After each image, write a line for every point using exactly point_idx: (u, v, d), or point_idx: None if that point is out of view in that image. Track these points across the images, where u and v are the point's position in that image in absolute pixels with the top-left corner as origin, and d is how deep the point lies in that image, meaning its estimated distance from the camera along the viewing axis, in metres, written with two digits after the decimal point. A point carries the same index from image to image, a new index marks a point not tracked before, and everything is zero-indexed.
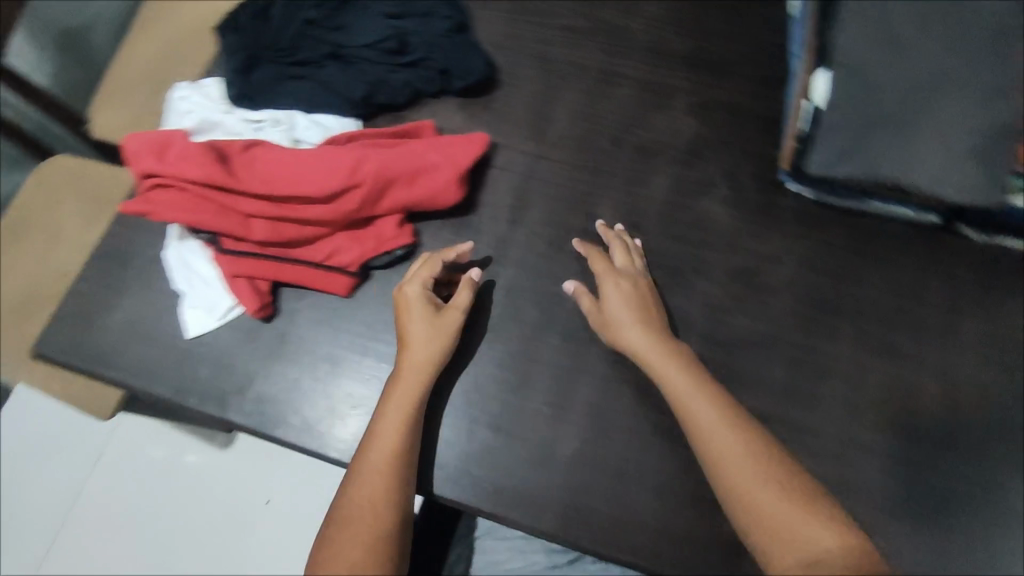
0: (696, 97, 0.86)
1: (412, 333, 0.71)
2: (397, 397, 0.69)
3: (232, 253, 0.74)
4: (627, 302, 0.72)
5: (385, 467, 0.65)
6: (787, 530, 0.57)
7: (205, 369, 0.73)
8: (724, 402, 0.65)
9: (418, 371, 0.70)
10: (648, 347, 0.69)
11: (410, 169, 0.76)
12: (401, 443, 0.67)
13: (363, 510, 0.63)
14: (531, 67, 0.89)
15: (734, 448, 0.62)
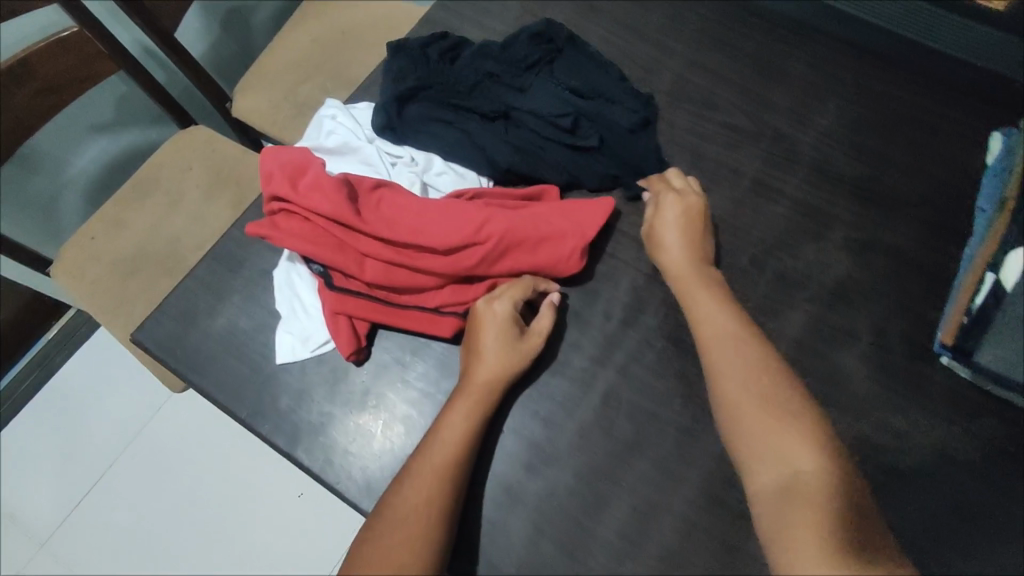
0: (856, 232, 0.79)
1: (488, 343, 0.69)
2: (461, 404, 0.68)
3: (339, 290, 0.72)
4: (693, 280, 0.73)
5: (438, 471, 0.64)
6: (770, 456, 0.61)
7: (286, 399, 0.72)
8: (742, 330, 0.69)
9: (488, 381, 0.68)
10: (688, 277, 0.73)
11: (537, 235, 0.71)
12: (459, 451, 0.65)
13: (410, 511, 0.62)
14: (682, 160, 0.84)
15: (745, 389, 0.65)
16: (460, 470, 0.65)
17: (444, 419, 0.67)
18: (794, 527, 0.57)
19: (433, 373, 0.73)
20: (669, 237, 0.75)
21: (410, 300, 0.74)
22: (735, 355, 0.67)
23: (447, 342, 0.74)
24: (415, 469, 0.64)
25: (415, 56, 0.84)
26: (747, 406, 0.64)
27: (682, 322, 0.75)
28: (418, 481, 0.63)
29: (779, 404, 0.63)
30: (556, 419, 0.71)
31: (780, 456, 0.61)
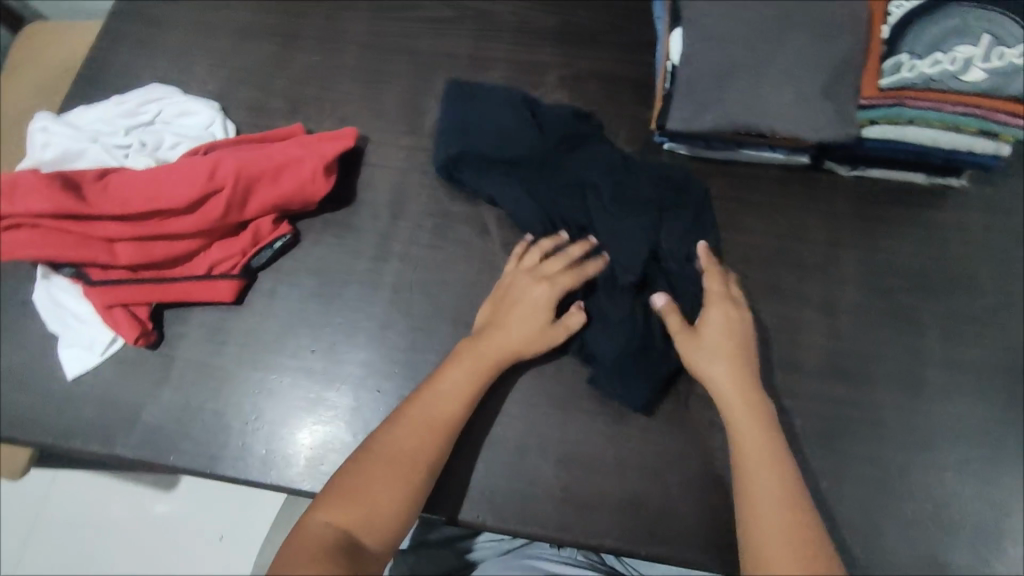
0: (568, 71, 0.88)
1: (523, 308, 0.70)
2: (469, 359, 0.67)
3: (101, 284, 0.71)
4: (755, 434, 0.63)
5: (432, 425, 0.63)
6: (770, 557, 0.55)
7: (89, 408, 0.71)
8: (788, 473, 0.60)
9: (506, 346, 0.68)
10: (747, 432, 0.63)
11: (273, 165, 0.74)
12: (446, 412, 0.64)
13: (399, 452, 0.61)
14: (401, 61, 0.88)
15: (774, 495, 0.59)
16: (448, 426, 0.64)
17: (443, 375, 0.66)
18: (757, 462, 0.61)
19: (230, 326, 0.75)
20: (720, 371, 0.66)
21: (179, 271, 0.74)
22: (766, 457, 0.61)
23: (232, 303, 0.75)
24: (404, 418, 0.63)
25: (473, 90, 0.82)
26: (760, 471, 0.60)
27: (443, 196, 0.81)
28: (405, 429, 0.62)
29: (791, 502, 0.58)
30: (358, 321, 0.75)
31: (787, 519, 0.57)
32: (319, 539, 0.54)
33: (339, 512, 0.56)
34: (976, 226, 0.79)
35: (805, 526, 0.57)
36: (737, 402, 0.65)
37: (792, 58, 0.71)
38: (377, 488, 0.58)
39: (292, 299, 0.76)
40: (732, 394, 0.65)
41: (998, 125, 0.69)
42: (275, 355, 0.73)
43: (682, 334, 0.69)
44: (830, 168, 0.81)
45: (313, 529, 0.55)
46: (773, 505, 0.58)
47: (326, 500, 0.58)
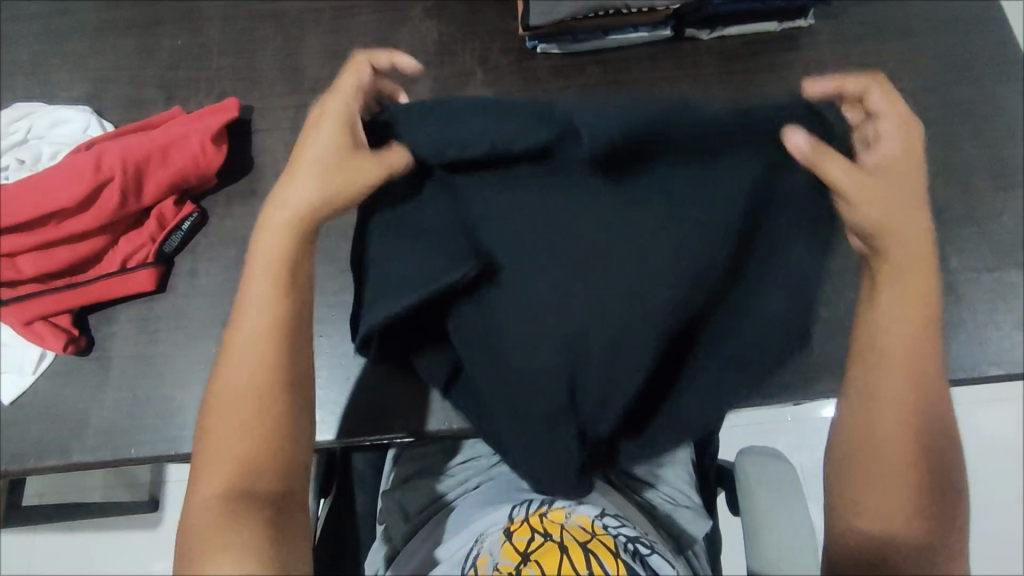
0: (431, 1, 0.89)
1: (307, 165, 0.60)
2: (268, 252, 0.60)
3: (15, 301, 0.70)
4: (913, 390, 0.58)
5: (255, 365, 0.57)
6: (889, 523, 0.56)
7: (36, 425, 0.70)
8: (914, 421, 0.57)
9: (298, 210, 0.60)
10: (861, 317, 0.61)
11: (158, 146, 0.73)
12: (262, 343, 0.58)
13: (233, 404, 0.57)
14: (267, 27, 0.88)
15: (908, 450, 0.57)
16: (278, 329, 0.59)
17: (249, 296, 0.59)
18: (903, 381, 0.58)
19: (159, 314, 0.75)
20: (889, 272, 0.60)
21: (93, 272, 0.73)
22: (885, 378, 0.58)
23: (156, 291, 0.75)
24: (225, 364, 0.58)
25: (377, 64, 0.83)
26: (883, 377, 0.58)
27: None
28: (232, 383, 0.57)
29: (914, 450, 0.57)
30: None
31: (904, 487, 0.56)
32: (206, 506, 0.54)
33: (210, 477, 0.56)
34: (829, 59, 0.86)
35: (908, 452, 0.57)
36: (897, 296, 0.59)
37: None
38: (223, 465, 0.55)
39: (216, 274, 0.76)
40: (901, 295, 0.59)
41: None
42: (213, 330, 0.74)
43: (836, 176, 0.59)
44: (692, 35, 0.86)
45: (194, 504, 0.55)
46: (897, 418, 0.57)
47: (195, 486, 0.56)
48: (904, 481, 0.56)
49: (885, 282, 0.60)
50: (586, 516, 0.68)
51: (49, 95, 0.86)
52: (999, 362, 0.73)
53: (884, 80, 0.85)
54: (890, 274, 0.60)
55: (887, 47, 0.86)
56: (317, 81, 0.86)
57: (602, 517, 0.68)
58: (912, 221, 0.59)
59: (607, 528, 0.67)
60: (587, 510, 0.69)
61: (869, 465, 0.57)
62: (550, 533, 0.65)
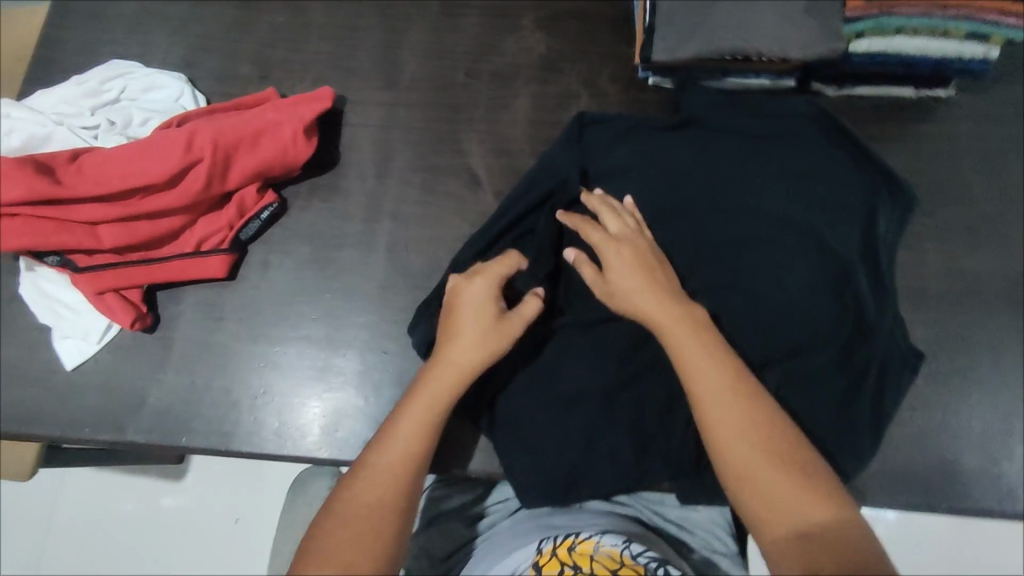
0: (544, 12, 0.84)
1: (474, 321, 0.62)
2: (421, 399, 0.59)
3: (89, 269, 0.69)
4: (700, 352, 0.56)
5: (390, 483, 0.56)
6: (778, 504, 0.50)
7: (93, 395, 0.70)
8: (744, 388, 0.55)
9: (464, 368, 0.61)
10: (652, 304, 0.60)
11: (250, 133, 0.71)
12: (409, 459, 0.57)
13: (361, 515, 0.54)
14: (372, 15, 0.85)
15: (743, 422, 0.53)
16: (412, 462, 0.57)
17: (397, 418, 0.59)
18: (721, 393, 0.54)
19: (226, 302, 0.73)
20: (621, 268, 0.63)
21: (167, 250, 0.72)
22: (706, 366, 0.56)
23: (225, 277, 0.73)
24: (364, 475, 0.56)
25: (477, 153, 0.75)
26: (701, 360, 0.56)
27: (429, 151, 0.79)
28: (362, 491, 0.55)
29: (759, 424, 0.53)
30: (356, 286, 0.74)
31: (766, 455, 0.52)
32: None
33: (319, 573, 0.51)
34: (965, 136, 0.79)
35: (754, 433, 0.53)
36: (668, 323, 0.59)
37: None
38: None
39: (287, 268, 0.75)
40: (658, 318, 0.59)
41: (986, 28, 0.67)
42: (276, 327, 0.73)
43: (595, 285, 0.64)
44: (817, 88, 0.80)
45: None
46: (725, 396, 0.54)
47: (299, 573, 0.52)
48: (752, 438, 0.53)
49: (649, 302, 0.60)
50: (615, 548, 0.60)
51: (147, 55, 0.84)
52: None
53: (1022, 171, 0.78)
54: (669, 307, 0.60)
55: None
56: (414, 81, 0.82)
57: (632, 547, 0.60)
58: (651, 267, 0.63)
59: (636, 558, 0.59)
60: (614, 540, 0.62)
61: (721, 426, 0.53)
62: (579, 566, 0.59)
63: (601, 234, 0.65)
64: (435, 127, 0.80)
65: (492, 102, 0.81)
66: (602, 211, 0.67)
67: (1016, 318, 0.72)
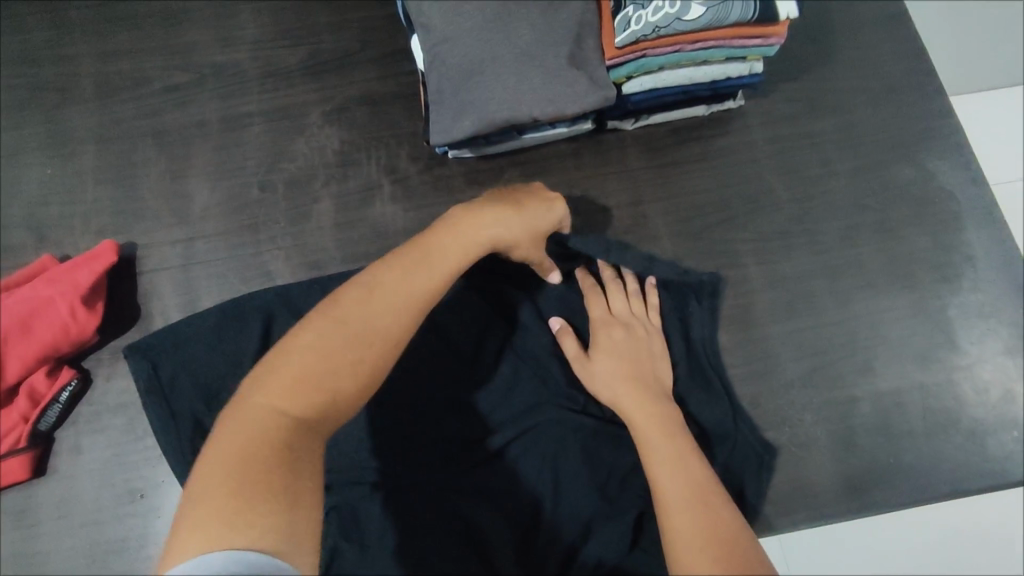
0: (329, 105, 0.81)
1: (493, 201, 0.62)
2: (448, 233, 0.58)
3: None
4: (642, 419, 0.61)
5: (345, 340, 0.50)
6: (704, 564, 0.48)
7: None
8: (690, 459, 0.57)
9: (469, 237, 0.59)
10: (622, 396, 0.64)
11: (18, 318, 0.65)
12: (404, 306, 0.53)
13: (322, 355, 0.49)
14: (148, 146, 0.80)
15: (682, 484, 0.55)
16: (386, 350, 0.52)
17: (387, 277, 0.54)
18: (680, 483, 0.55)
19: (36, 501, 0.66)
20: (605, 356, 0.67)
21: None
22: (658, 437, 0.59)
23: (31, 476, 0.67)
24: (350, 329, 0.51)
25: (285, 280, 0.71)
26: (653, 432, 0.60)
27: (235, 281, 0.75)
28: (352, 347, 0.50)
29: (698, 485, 0.55)
30: None
31: (694, 514, 0.52)
32: (236, 446, 0.45)
33: (286, 400, 0.47)
34: (761, 143, 0.81)
35: (696, 489, 0.54)
36: (640, 415, 0.62)
37: (529, 40, 0.68)
38: (264, 432, 0.46)
39: (100, 446, 0.68)
40: (637, 414, 0.62)
41: (739, 49, 0.69)
42: (98, 516, 0.66)
43: (576, 358, 0.67)
44: (615, 126, 0.79)
45: (255, 414, 0.47)
46: (668, 456, 0.57)
47: (215, 443, 0.46)
48: (689, 496, 0.54)
49: (630, 397, 0.63)
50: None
51: None
52: (954, 480, 0.69)
53: (821, 165, 0.80)
54: (645, 401, 0.63)
55: (820, 126, 0.81)
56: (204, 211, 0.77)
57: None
58: (638, 357, 0.67)
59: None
60: None
61: (668, 484, 0.55)
62: None
63: (604, 310, 0.70)
64: (238, 253, 0.76)
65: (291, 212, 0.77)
66: (608, 287, 0.72)
67: (842, 313, 0.74)
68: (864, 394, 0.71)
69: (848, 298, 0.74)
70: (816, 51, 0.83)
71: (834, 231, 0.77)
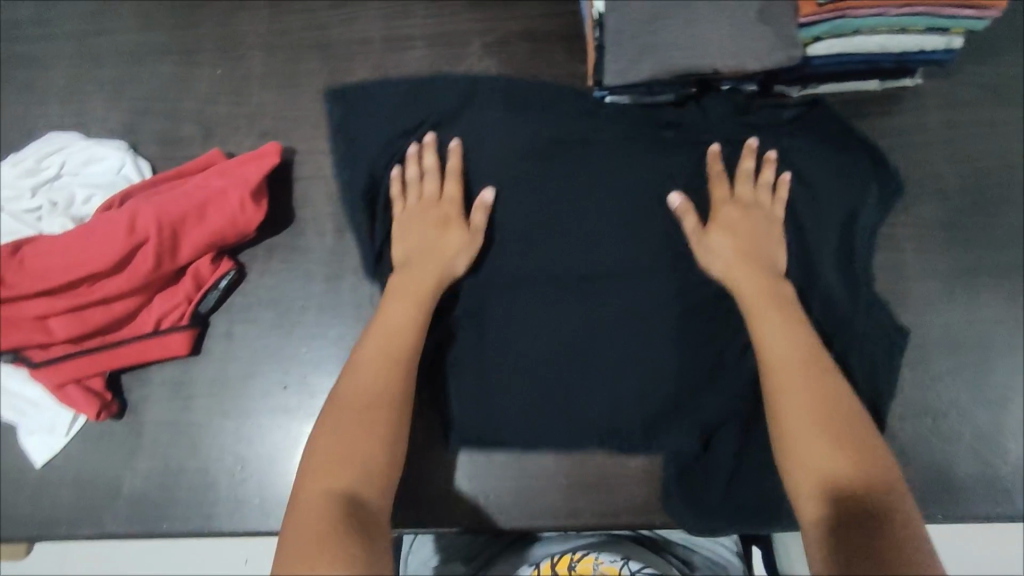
0: (491, 36, 0.81)
1: (427, 247, 0.68)
2: (401, 293, 0.65)
3: (46, 364, 0.67)
4: (748, 285, 0.64)
5: (346, 436, 0.55)
6: (807, 447, 0.53)
7: (68, 490, 0.68)
8: (800, 329, 0.61)
9: (416, 302, 0.65)
10: (731, 260, 0.66)
11: (195, 204, 0.68)
12: (375, 385, 0.59)
13: (337, 446, 0.55)
14: (313, 57, 0.82)
15: (791, 357, 0.59)
16: (371, 401, 0.58)
17: (354, 366, 0.60)
18: (790, 352, 0.59)
19: (193, 377, 0.71)
20: (721, 232, 0.67)
21: (124, 334, 0.69)
22: (771, 309, 0.62)
23: (189, 354, 0.71)
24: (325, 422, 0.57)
25: None
26: (759, 309, 0.63)
27: None
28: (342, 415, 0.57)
29: (809, 357, 0.59)
30: (325, 346, 0.72)
31: (806, 391, 0.56)
32: (303, 523, 0.49)
33: (326, 492, 0.51)
34: (936, 125, 0.76)
35: (803, 360, 0.59)
36: (747, 286, 0.64)
37: None
38: (325, 505, 0.51)
39: (251, 337, 0.72)
40: (755, 299, 0.63)
41: (947, 19, 0.65)
42: (247, 401, 0.71)
43: (694, 231, 0.67)
44: (783, 91, 0.75)
45: (302, 512, 0.50)
46: (775, 326, 0.61)
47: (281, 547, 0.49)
48: (796, 367, 0.58)
49: (735, 262, 0.66)
50: (612, 566, 0.71)
51: (87, 125, 0.81)
52: None
53: (999, 157, 0.75)
54: (760, 280, 0.65)
55: (1004, 115, 0.76)
56: (363, 109, 0.75)
57: (629, 564, 0.71)
58: (762, 232, 0.68)
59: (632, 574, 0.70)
60: (612, 558, 0.72)
61: (776, 352, 0.59)
62: None
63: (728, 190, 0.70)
64: None
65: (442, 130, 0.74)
66: (739, 175, 0.70)
67: (1002, 314, 0.70)
68: (1016, 398, 0.68)
69: (1012, 299, 0.71)
70: (1015, 32, 0.77)
71: (1005, 229, 0.73)
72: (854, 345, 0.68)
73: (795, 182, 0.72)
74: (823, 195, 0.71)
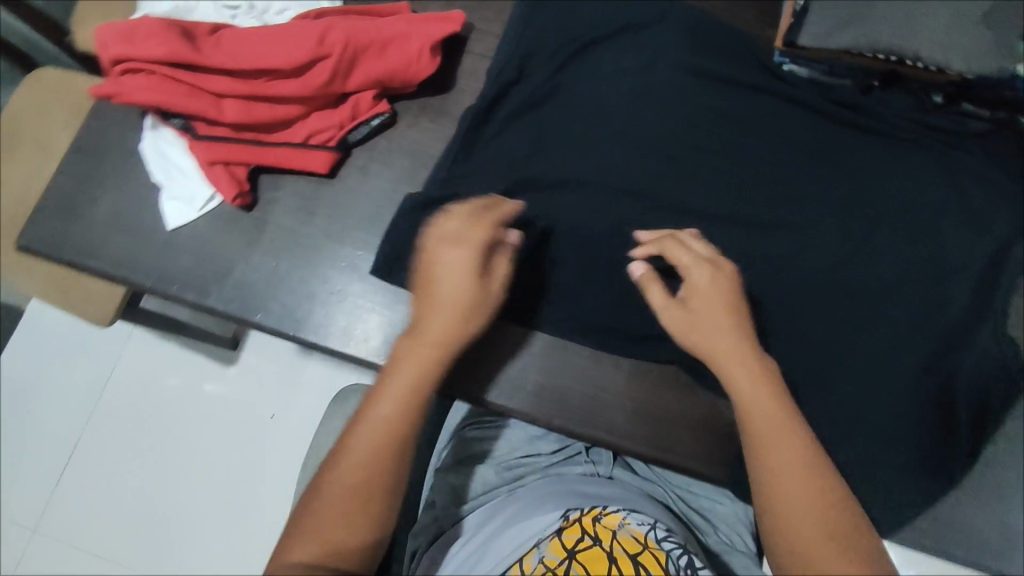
0: None
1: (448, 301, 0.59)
2: (412, 354, 0.57)
3: (207, 139, 0.72)
4: (756, 381, 0.56)
5: (334, 525, 0.51)
6: (805, 526, 0.49)
7: (186, 260, 0.74)
8: (781, 395, 0.56)
9: (392, 403, 0.55)
10: (721, 329, 0.59)
11: (380, 39, 0.72)
12: (370, 471, 0.53)
13: (337, 504, 0.51)
14: None
15: (782, 427, 0.54)
16: (377, 482, 0.53)
17: (338, 454, 0.53)
18: (775, 425, 0.54)
19: (322, 196, 0.76)
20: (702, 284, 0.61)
21: (279, 137, 0.74)
22: (736, 363, 0.57)
23: (326, 174, 0.75)
24: (311, 502, 0.52)
25: (596, 111, 0.75)
26: (733, 372, 0.57)
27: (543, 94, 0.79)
28: (327, 494, 0.52)
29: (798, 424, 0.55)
30: None
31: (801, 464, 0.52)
32: None
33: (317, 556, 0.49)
34: None
35: (797, 439, 0.53)
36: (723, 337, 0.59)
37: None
38: (334, 521, 0.51)
39: (383, 180, 0.76)
40: (722, 342, 0.59)
41: None
42: (363, 234, 0.75)
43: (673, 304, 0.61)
44: (968, 112, 0.74)
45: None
46: (757, 391, 0.56)
47: None
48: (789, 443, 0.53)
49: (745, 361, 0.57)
50: (639, 529, 0.61)
51: None
52: None
53: None
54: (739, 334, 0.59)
55: None
56: (555, 6, 0.78)
57: (657, 530, 0.62)
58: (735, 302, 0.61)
59: (661, 543, 0.60)
60: (640, 521, 0.62)
61: (755, 421, 0.54)
62: (600, 540, 0.59)
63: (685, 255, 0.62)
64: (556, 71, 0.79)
65: (626, 44, 0.77)
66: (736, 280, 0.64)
67: None
68: None
69: None
70: None
71: None
72: (944, 374, 0.69)
73: (952, 202, 0.71)
74: (976, 220, 0.70)
